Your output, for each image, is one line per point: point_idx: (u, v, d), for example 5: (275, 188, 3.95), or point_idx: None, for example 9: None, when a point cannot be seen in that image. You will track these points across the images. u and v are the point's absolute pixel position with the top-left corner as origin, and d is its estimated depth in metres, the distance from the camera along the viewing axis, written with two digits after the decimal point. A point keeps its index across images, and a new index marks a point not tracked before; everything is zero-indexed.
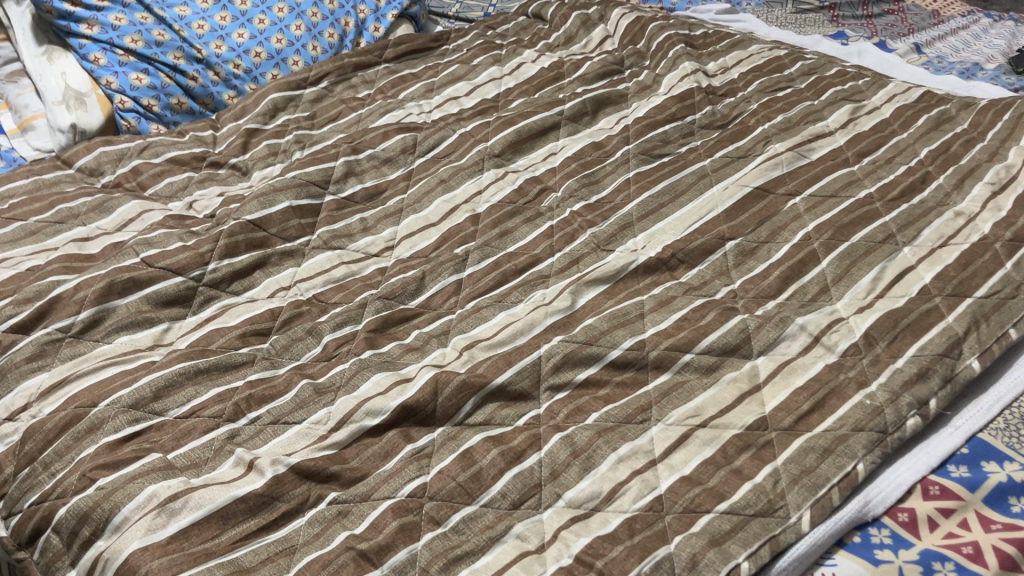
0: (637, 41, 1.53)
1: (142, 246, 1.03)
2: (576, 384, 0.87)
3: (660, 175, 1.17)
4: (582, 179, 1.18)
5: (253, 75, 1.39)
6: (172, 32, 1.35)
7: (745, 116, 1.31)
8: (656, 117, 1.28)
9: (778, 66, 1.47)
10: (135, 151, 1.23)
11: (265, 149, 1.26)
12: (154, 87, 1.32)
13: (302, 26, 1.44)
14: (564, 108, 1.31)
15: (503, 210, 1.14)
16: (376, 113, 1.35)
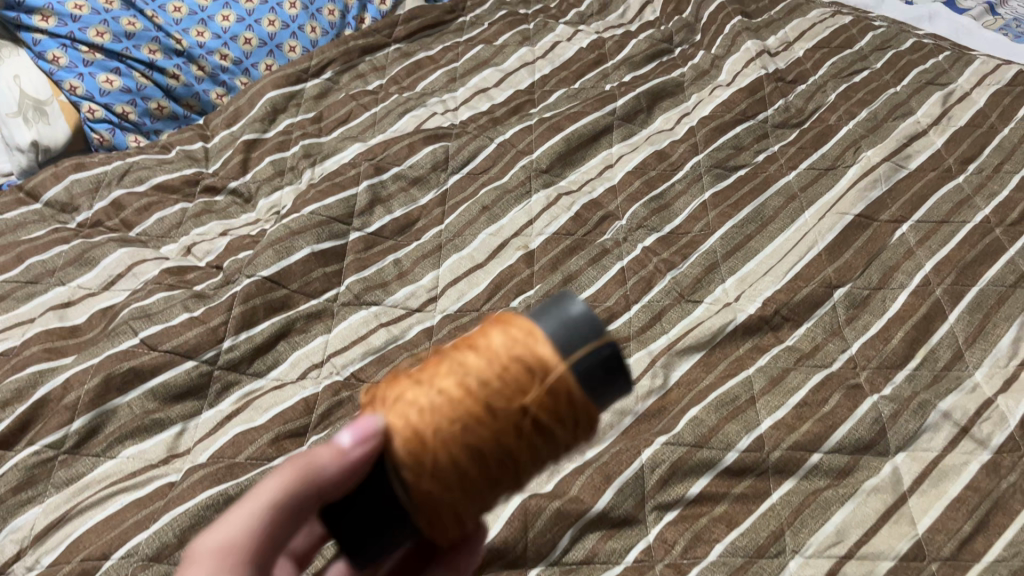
0: (681, 9, 1.33)
1: (142, 319, 0.85)
2: (689, 501, 0.73)
3: (740, 194, 1.01)
4: (650, 203, 1.01)
5: (243, 67, 1.18)
6: (145, 19, 1.13)
7: (824, 111, 1.14)
8: (725, 117, 1.10)
9: (846, 39, 1.29)
10: (115, 177, 1.02)
11: (269, 167, 1.06)
12: (128, 90, 1.09)
13: (297, 3, 1.22)
14: (616, 107, 1.13)
15: (562, 247, 0.97)
16: (394, 113, 1.15)
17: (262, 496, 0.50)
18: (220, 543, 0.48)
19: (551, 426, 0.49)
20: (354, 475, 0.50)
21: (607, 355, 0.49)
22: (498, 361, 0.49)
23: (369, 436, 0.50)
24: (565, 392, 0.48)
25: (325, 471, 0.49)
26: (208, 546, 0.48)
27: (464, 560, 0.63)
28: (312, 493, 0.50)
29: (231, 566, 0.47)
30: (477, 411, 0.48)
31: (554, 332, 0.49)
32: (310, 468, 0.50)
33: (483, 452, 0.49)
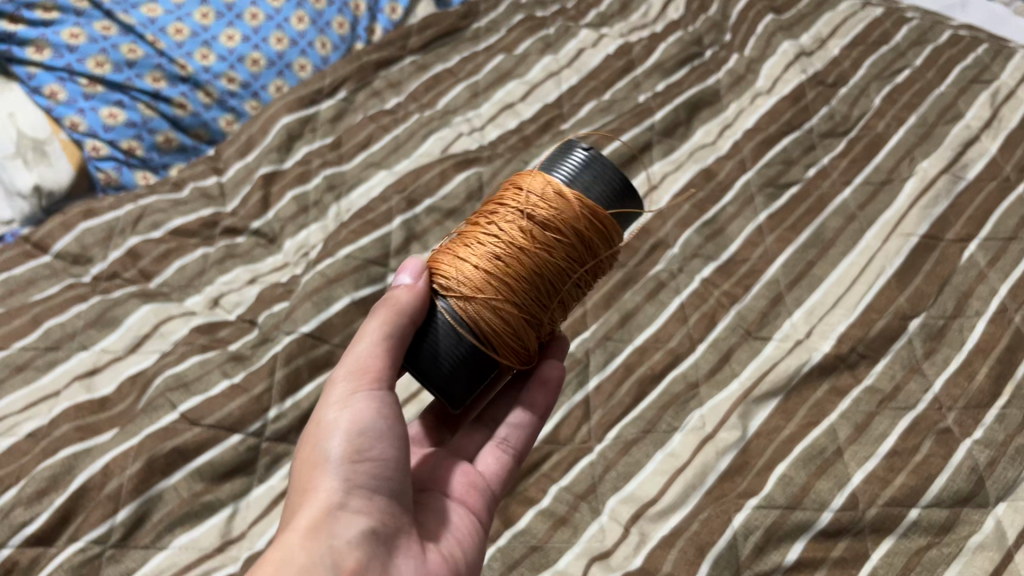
0: (706, 5, 1.27)
1: (179, 390, 0.78)
2: (788, 569, 0.69)
3: (796, 216, 0.96)
4: (703, 229, 0.95)
5: (252, 90, 1.10)
6: (145, 44, 1.04)
7: (869, 117, 1.09)
8: (771, 129, 1.05)
9: (881, 34, 1.24)
10: (128, 223, 0.95)
11: (293, 204, 0.99)
12: (134, 124, 1.02)
13: (305, 17, 1.14)
14: (654, 121, 1.07)
15: (614, 280, 0.92)
16: (418, 135, 1.09)
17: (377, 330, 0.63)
18: (354, 365, 0.62)
19: (574, 245, 0.67)
20: (426, 310, 0.65)
21: (608, 179, 0.68)
22: (522, 199, 0.67)
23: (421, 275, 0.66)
24: (581, 207, 0.66)
25: (410, 307, 0.63)
26: (345, 367, 0.63)
27: (540, 397, 0.74)
28: (407, 325, 0.63)
29: (367, 381, 0.62)
30: (519, 238, 0.66)
31: (565, 175, 0.68)
32: (402, 308, 0.63)
33: (528, 268, 0.66)
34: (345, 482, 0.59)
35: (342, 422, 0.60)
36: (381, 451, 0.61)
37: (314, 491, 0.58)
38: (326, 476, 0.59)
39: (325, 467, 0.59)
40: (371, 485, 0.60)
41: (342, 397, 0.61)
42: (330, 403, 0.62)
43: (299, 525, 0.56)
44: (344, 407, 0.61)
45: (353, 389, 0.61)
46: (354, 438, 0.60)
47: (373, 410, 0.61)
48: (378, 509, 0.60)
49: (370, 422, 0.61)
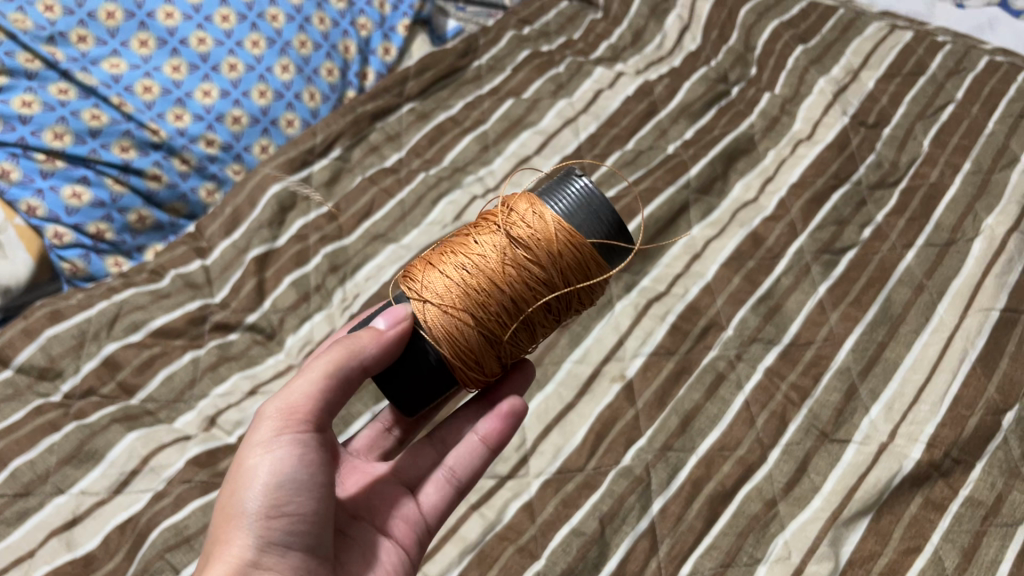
0: (726, 34, 1.17)
1: (180, 549, 0.68)
2: None
3: (858, 288, 0.87)
4: (758, 307, 0.86)
5: (235, 152, 0.97)
6: (110, 107, 0.90)
7: (919, 164, 1.00)
8: (817, 184, 0.96)
9: (916, 61, 1.14)
10: (102, 325, 0.81)
11: (291, 291, 0.87)
12: (101, 203, 0.88)
13: (289, 65, 1.01)
14: (690, 177, 0.97)
15: (666, 373, 0.81)
16: (425, 200, 0.97)
17: (314, 370, 0.57)
18: (283, 405, 0.56)
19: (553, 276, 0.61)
20: (389, 352, 0.60)
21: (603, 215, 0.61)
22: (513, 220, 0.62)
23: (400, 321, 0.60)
24: (559, 230, 0.60)
25: (365, 352, 0.58)
26: (272, 407, 0.56)
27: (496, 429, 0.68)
28: (354, 369, 0.58)
29: (295, 425, 0.56)
30: (494, 255, 0.61)
31: (559, 202, 0.62)
32: (349, 350, 0.58)
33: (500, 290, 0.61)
34: (260, 539, 0.53)
35: (261, 471, 0.54)
36: (300, 504, 0.55)
37: (226, 543, 0.52)
38: (239, 530, 0.52)
39: (238, 521, 0.53)
40: (286, 542, 0.54)
41: (268, 438, 0.55)
42: (251, 445, 0.55)
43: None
44: (265, 455, 0.54)
45: (279, 430, 0.55)
46: (273, 490, 0.53)
47: (296, 459, 0.55)
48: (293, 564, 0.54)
49: (292, 473, 0.55)
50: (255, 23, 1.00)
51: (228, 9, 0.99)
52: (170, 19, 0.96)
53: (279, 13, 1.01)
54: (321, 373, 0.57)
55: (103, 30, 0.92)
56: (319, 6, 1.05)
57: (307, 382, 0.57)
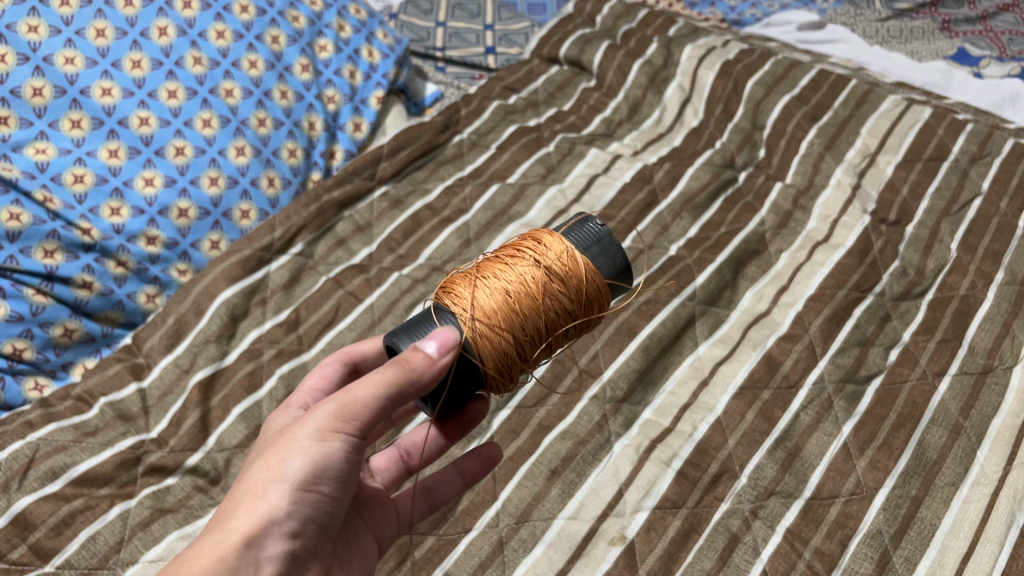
0: (732, 108, 1.08)
1: None
2: None
3: (887, 429, 0.76)
4: (775, 452, 0.75)
5: (181, 249, 0.85)
6: (33, 204, 0.78)
7: (948, 270, 0.89)
8: (836, 297, 0.86)
9: (937, 143, 1.00)
10: (13, 474, 0.69)
11: (241, 425, 0.76)
12: (20, 318, 0.76)
13: (246, 148, 0.90)
14: (696, 287, 0.87)
15: (671, 531, 0.70)
16: (398, 306, 0.85)
17: (385, 382, 0.50)
18: (341, 404, 0.50)
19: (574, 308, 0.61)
20: (435, 384, 0.53)
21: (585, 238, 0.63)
22: (524, 252, 0.62)
23: (450, 342, 0.54)
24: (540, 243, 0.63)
25: (420, 382, 0.52)
26: (332, 402, 0.50)
27: (472, 468, 0.69)
28: (410, 394, 0.52)
29: (355, 429, 0.50)
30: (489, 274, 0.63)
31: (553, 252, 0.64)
32: (409, 375, 0.51)
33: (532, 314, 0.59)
34: (292, 505, 0.49)
35: (313, 453, 0.49)
36: (332, 488, 0.51)
37: (257, 495, 0.48)
38: (276, 490, 0.48)
39: (274, 487, 0.48)
40: (308, 516, 0.50)
41: (327, 429, 0.50)
42: (308, 424, 0.50)
43: (235, 533, 0.46)
44: (316, 442, 0.49)
45: (338, 427, 0.50)
46: (317, 471, 0.49)
47: (345, 455, 0.50)
48: (308, 536, 0.51)
49: (339, 465, 0.50)
50: (207, 101, 0.88)
51: (176, 83, 0.87)
52: (107, 97, 0.83)
53: (235, 89, 0.90)
54: (387, 381, 0.50)
55: (29, 110, 0.79)
56: (281, 79, 0.95)
57: (372, 386, 0.50)
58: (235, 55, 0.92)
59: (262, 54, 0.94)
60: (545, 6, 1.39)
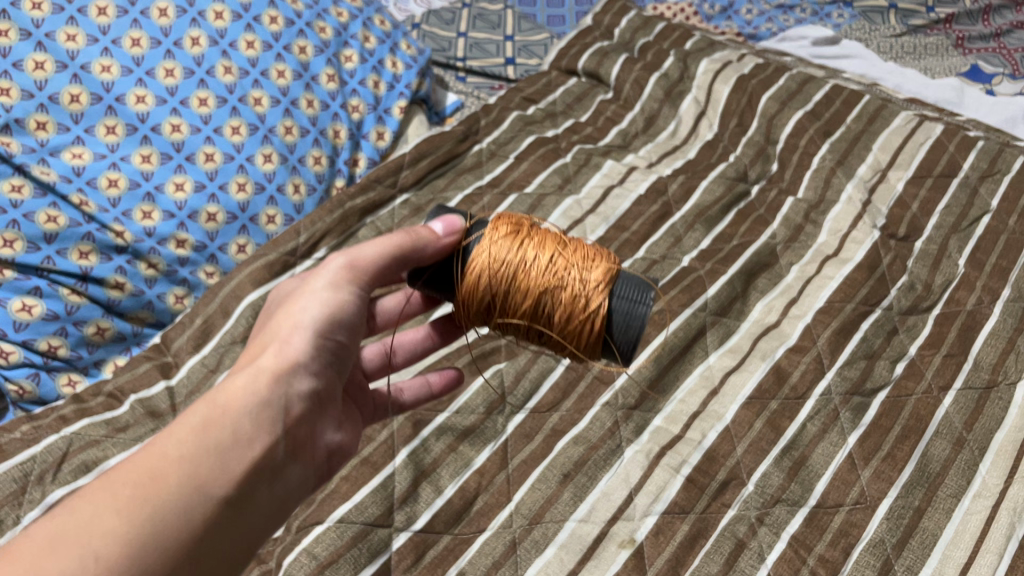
0: (746, 122, 1.11)
1: None
2: None
3: (891, 441, 0.78)
4: (782, 461, 0.77)
5: (209, 252, 0.88)
6: (70, 207, 0.81)
7: (956, 286, 0.91)
8: (845, 310, 0.89)
9: (948, 159, 1.02)
10: (48, 466, 0.71)
11: None
12: (55, 316, 0.79)
13: (273, 155, 0.92)
14: (707, 298, 0.90)
15: (680, 536, 0.72)
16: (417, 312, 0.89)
17: (389, 240, 0.59)
18: (352, 258, 0.59)
19: (564, 300, 0.59)
20: (438, 256, 0.61)
21: (623, 330, 0.59)
22: (554, 286, 0.60)
23: (456, 227, 0.61)
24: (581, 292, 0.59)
25: (425, 249, 0.59)
26: (341, 258, 0.59)
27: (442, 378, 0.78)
28: (413, 262, 0.60)
29: (360, 283, 0.59)
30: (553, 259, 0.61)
31: (615, 294, 0.60)
32: (416, 241, 0.59)
33: (513, 282, 0.60)
34: (314, 349, 0.56)
35: (329, 299, 0.57)
36: (343, 337, 0.59)
37: (284, 341, 0.55)
38: (299, 335, 0.55)
39: (297, 332, 0.55)
40: (326, 361, 0.57)
41: (336, 282, 0.58)
42: (320, 280, 0.58)
43: (264, 370, 0.52)
44: (330, 292, 0.58)
45: (345, 280, 0.59)
46: (331, 316, 0.57)
47: (354, 306, 0.59)
48: (325, 384, 0.57)
49: (349, 315, 0.58)
50: (237, 109, 0.91)
51: (207, 91, 0.90)
52: (141, 104, 0.86)
53: (264, 97, 0.93)
54: (388, 240, 0.59)
55: (66, 115, 0.82)
56: (308, 88, 0.98)
57: (377, 246, 0.59)
58: (264, 64, 0.95)
59: (291, 64, 0.97)
60: (564, 17, 1.41)
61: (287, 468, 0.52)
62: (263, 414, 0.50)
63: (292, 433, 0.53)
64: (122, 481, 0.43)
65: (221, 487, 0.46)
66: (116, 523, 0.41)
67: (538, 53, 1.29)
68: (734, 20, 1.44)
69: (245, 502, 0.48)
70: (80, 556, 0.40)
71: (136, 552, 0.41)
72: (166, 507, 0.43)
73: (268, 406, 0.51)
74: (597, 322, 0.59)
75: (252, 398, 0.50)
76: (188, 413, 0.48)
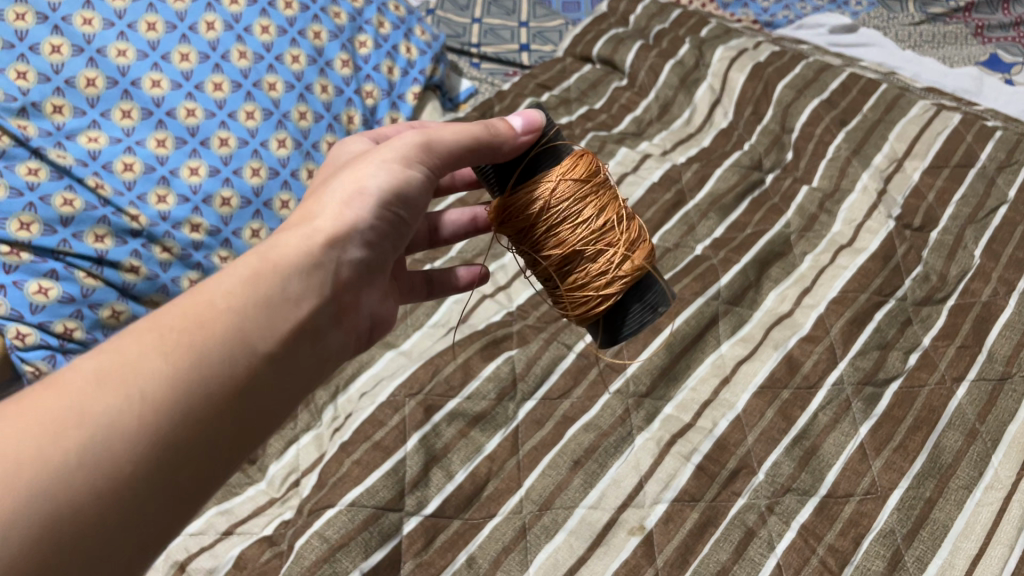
0: (761, 110, 1.10)
1: None
2: None
3: (904, 431, 0.78)
4: (793, 450, 0.77)
5: (224, 237, 0.88)
6: (85, 190, 0.81)
7: (972, 277, 0.90)
8: (859, 299, 0.88)
9: (965, 149, 1.01)
10: None
11: None
12: (71, 299, 0.79)
13: (287, 140, 0.93)
14: (720, 287, 0.90)
15: (690, 523, 0.73)
16: (430, 299, 0.91)
17: (467, 132, 0.56)
18: (428, 139, 0.56)
19: (595, 267, 0.59)
20: (516, 154, 0.59)
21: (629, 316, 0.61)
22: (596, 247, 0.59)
23: (536, 124, 0.59)
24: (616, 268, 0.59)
25: (501, 146, 0.57)
26: (418, 136, 0.55)
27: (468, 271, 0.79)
28: (486, 156, 0.58)
29: (430, 161, 0.56)
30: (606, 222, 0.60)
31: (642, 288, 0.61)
32: (494, 134, 0.57)
33: (563, 224, 0.59)
34: (376, 220, 0.52)
35: (396, 169, 0.53)
36: (405, 216, 0.55)
37: (344, 207, 0.51)
38: (362, 203, 0.51)
39: (359, 199, 0.51)
40: (384, 238, 0.54)
41: (407, 155, 0.54)
42: (389, 151, 0.54)
43: (319, 231, 0.49)
44: (400, 165, 0.54)
45: (416, 156, 0.55)
46: (398, 190, 0.53)
47: (422, 185, 0.55)
48: (383, 249, 0.54)
49: (417, 195, 0.55)
50: (252, 94, 0.91)
51: (221, 76, 0.90)
52: (157, 89, 0.86)
53: (278, 82, 0.94)
54: (469, 130, 0.57)
55: (82, 99, 0.82)
56: (322, 73, 0.99)
57: (457, 133, 0.56)
58: (278, 49, 0.95)
59: (305, 49, 0.97)
60: (579, 3, 1.41)
61: (333, 331, 0.51)
62: (311, 277, 0.48)
63: (338, 298, 0.50)
64: (165, 332, 0.43)
65: (265, 344, 0.45)
66: (156, 375, 0.41)
67: (553, 39, 1.28)
68: (750, 7, 1.43)
69: (283, 365, 0.47)
70: (123, 397, 0.40)
71: (180, 399, 0.41)
72: (205, 362, 0.43)
73: (319, 268, 0.48)
74: (600, 310, 0.61)
75: (301, 263, 0.47)
76: (240, 264, 0.47)
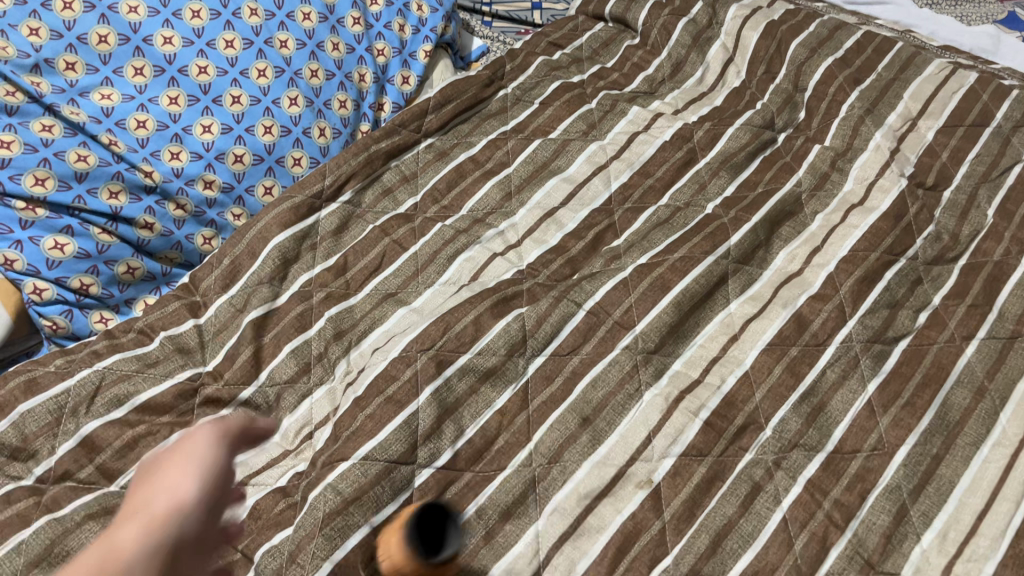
0: (774, 69, 1.10)
1: None
2: None
3: (911, 389, 0.78)
4: (801, 407, 0.78)
5: (236, 194, 0.89)
6: (99, 146, 0.82)
7: (984, 237, 0.90)
8: (870, 258, 0.88)
9: (980, 109, 1.00)
10: (82, 399, 0.73)
11: (292, 360, 0.80)
12: (87, 255, 0.80)
13: (299, 98, 0.93)
14: (730, 246, 0.90)
15: (697, 477, 0.74)
16: (441, 255, 0.90)
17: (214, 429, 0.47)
18: (215, 431, 0.47)
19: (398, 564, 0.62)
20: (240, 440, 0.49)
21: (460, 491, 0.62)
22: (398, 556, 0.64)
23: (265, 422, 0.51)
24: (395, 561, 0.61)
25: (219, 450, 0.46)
26: (191, 432, 0.46)
27: None
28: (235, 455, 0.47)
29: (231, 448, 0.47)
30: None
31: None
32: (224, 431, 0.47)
33: None
34: (202, 506, 0.42)
35: (194, 470, 0.43)
36: (214, 520, 0.43)
37: (169, 490, 0.42)
38: (187, 494, 0.42)
39: (180, 491, 0.42)
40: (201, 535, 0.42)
41: (201, 449, 0.45)
42: (183, 451, 0.44)
43: (153, 514, 0.40)
44: (208, 453, 0.45)
45: (218, 445, 0.46)
46: (211, 483, 0.44)
47: (222, 483, 0.45)
48: (211, 536, 0.43)
49: (222, 491, 0.44)
50: (262, 51, 0.92)
51: (233, 33, 0.90)
52: (168, 46, 0.87)
53: (289, 41, 0.94)
54: (226, 422, 0.48)
55: (95, 56, 0.83)
56: (333, 32, 0.99)
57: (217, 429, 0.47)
58: (289, 8, 0.95)
59: (316, 7, 0.98)
60: None
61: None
62: (173, 539, 0.40)
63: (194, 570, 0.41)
64: (74, 566, 0.36)
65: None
66: None
67: None
68: None
69: None
70: None
71: None
72: None
73: (169, 531, 0.40)
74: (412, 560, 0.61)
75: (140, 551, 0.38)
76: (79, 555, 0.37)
